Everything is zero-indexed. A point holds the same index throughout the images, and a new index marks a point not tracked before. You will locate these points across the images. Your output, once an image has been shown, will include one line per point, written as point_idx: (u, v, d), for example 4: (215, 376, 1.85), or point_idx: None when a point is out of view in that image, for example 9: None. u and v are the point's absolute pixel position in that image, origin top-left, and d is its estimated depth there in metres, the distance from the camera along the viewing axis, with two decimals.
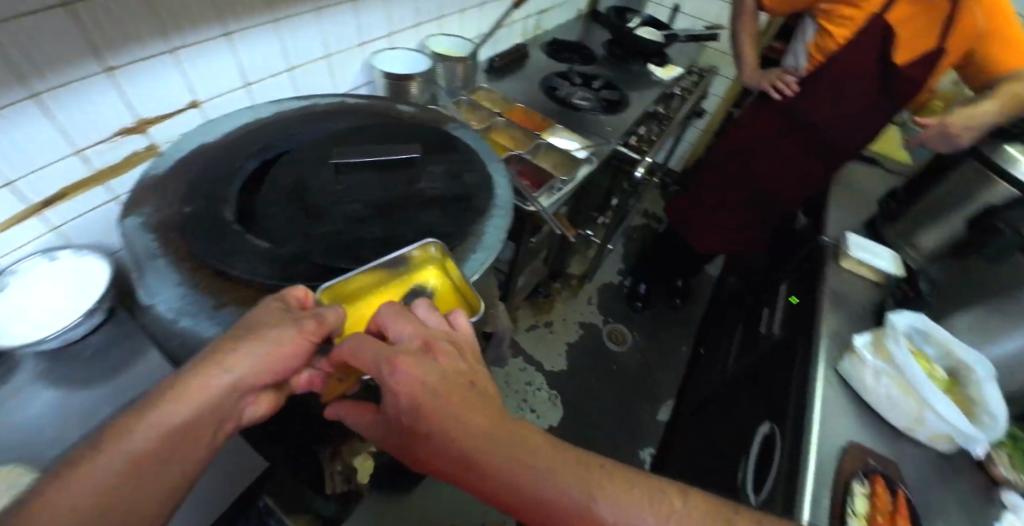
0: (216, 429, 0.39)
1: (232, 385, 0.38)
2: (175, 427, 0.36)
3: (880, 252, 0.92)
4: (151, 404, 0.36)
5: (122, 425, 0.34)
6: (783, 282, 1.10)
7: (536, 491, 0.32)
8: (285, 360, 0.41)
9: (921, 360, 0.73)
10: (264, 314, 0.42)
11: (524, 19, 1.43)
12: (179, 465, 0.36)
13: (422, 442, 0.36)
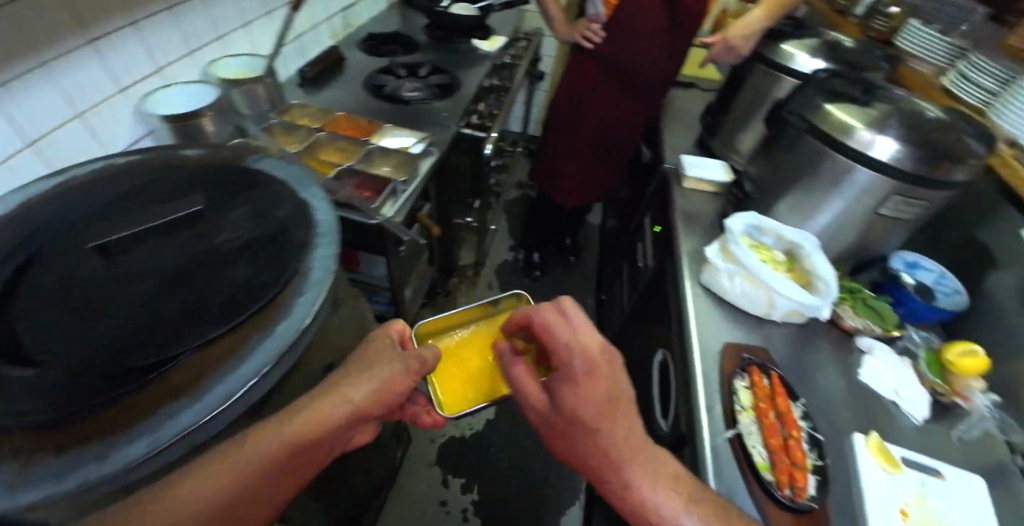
0: (314, 454, 0.48)
1: (350, 414, 0.50)
2: (289, 447, 0.45)
3: (711, 166, 1.01)
4: (274, 428, 0.45)
5: (247, 444, 0.43)
6: (645, 214, 1.17)
7: (650, 505, 0.45)
8: (393, 391, 0.55)
9: (763, 252, 0.81)
10: (381, 360, 0.57)
11: (328, 19, 1.33)
12: (282, 479, 0.45)
13: (580, 446, 0.48)
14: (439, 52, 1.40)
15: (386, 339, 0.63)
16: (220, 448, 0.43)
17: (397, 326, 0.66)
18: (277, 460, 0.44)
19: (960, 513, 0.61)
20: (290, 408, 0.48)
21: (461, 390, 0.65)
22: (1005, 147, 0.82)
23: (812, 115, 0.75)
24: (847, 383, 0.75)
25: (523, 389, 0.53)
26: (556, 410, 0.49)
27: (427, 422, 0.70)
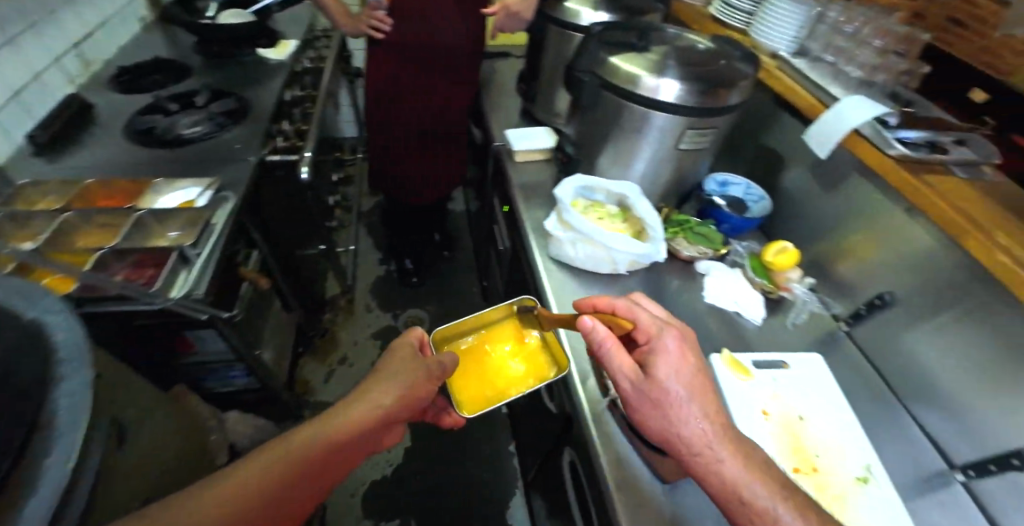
0: (346, 456, 0.53)
1: (381, 418, 0.55)
2: (326, 450, 0.50)
3: (536, 134, 1.01)
4: (314, 433, 0.51)
5: (292, 446, 0.49)
6: (494, 196, 1.14)
7: (738, 483, 0.43)
8: (417, 394, 0.59)
9: (594, 211, 0.82)
10: (414, 363, 0.61)
11: (56, 62, 1.06)
12: (317, 480, 0.49)
13: (668, 424, 0.47)
14: (221, 73, 1.20)
15: (409, 344, 0.64)
16: (266, 450, 0.48)
17: (416, 332, 0.66)
18: (315, 461, 0.49)
19: (803, 398, 0.70)
20: (327, 417, 0.53)
21: (475, 390, 0.66)
22: (767, 61, 0.91)
23: (601, 69, 0.75)
24: (698, 310, 0.81)
25: (611, 363, 0.50)
26: (645, 385, 0.48)
27: (449, 422, 0.74)
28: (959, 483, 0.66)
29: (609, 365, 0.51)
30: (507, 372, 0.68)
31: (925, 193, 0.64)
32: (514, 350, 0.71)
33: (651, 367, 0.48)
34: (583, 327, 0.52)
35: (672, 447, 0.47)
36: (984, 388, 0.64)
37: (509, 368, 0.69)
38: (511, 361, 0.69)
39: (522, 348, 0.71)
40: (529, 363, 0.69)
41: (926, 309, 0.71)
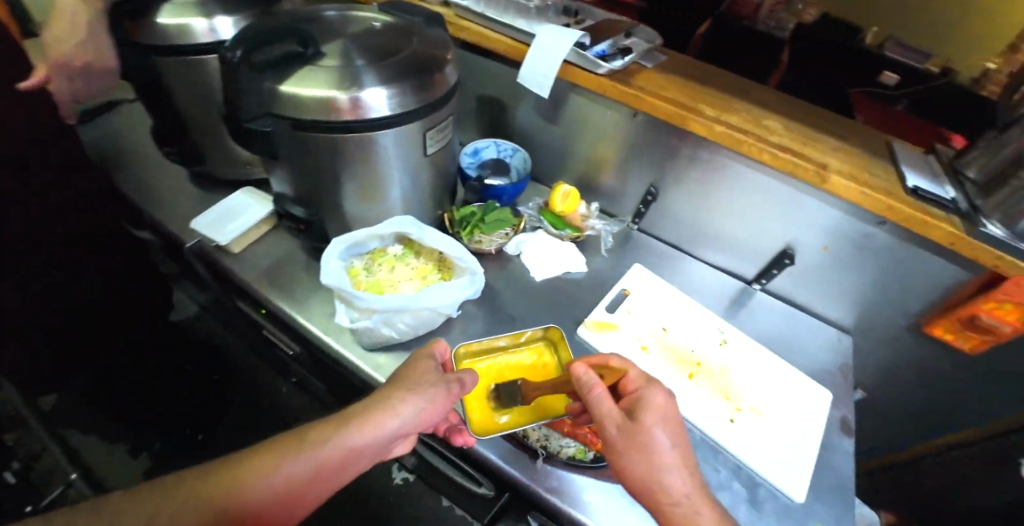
0: (354, 465, 0.47)
1: (392, 433, 0.48)
2: (337, 459, 0.44)
3: (233, 207, 0.77)
4: (327, 439, 0.44)
5: (307, 449, 0.43)
6: (235, 297, 0.82)
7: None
8: (433, 414, 0.51)
9: (380, 266, 0.67)
10: (426, 378, 0.52)
11: None
12: (325, 485, 0.44)
13: (649, 472, 0.42)
14: None
15: (428, 362, 0.55)
16: (279, 446, 0.43)
17: (438, 345, 0.58)
18: (321, 470, 0.44)
19: (655, 307, 0.77)
20: (347, 420, 0.46)
21: (483, 409, 0.61)
22: (442, 11, 0.82)
23: (277, 107, 0.52)
24: (535, 291, 0.77)
25: (597, 411, 0.46)
26: (631, 432, 0.44)
27: (461, 440, 0.57)
28: (756, 290, 0.86)
29: (594, 408, 0.47)
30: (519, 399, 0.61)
31: (650, 98, 0.69)
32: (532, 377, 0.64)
33: (642, 414, 0.45)
34: (573, 374, 0.48)
35: (648, 500, 0.43)
36: (741, 223, 0.80)
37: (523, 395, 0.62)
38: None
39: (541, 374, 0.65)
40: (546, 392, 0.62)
41: (681, 183, 0.82)
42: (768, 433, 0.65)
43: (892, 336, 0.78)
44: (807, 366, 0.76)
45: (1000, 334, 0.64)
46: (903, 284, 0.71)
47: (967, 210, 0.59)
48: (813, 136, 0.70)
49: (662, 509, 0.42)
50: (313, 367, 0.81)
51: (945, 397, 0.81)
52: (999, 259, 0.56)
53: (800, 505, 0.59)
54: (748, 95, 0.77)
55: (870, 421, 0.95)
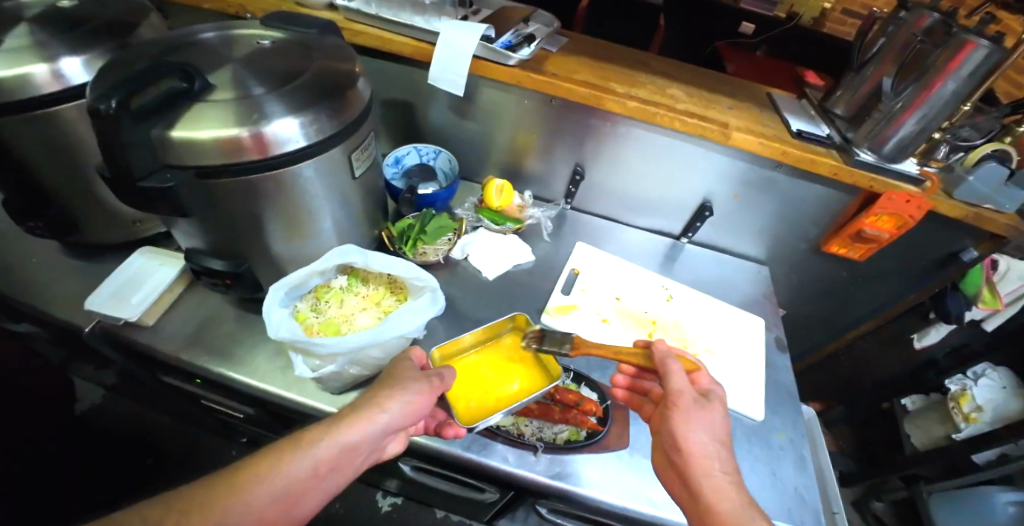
0: (350, 464, 0.45)
1: (383, 430, 0.45)
2: (330, 459, 0.43)
3: (136, 272, 0.69)
4: (318, 438, 0.43)
5: (299, 450, 0.42)
6: (158, 374, 0.72)
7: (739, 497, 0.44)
8: (419, 408, 0.48)
9: (327, 303, 0.63)
10: (411, 373, 0.50)
11: None
12: (323, 486, 0.43)
13: (704, 443, 0.47)
14: None
15: (408, 362, 0.53)
16: (273, 451, 0.42)
17: (415, 351, 0.57)
18: (316, 471, 0.42)
19: (605, 279, 0.82)
20: (334, 418, 0.45)
21: (465, 400, 0.58)
22: (331, 16, 0.77)
23: (175, 156, 0.46)
24: (492, 289, 0.78)
25: (674, 383, 0.51)
26: (702, 409, 0.49)
27: (452, 432, 0.56)
28: (684, 243, 0.94)
29: (670, 380, 0.52)
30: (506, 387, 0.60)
31: (568, 84, 0.72)
32: (511, 365, 0.63)
33: (713, 399, 0.51)
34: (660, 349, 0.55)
35: (695, 459, 0.46)
36: (663, 186, 0.87)
37: (506, 385, 0.61)
38: (508, 378, 0.61)
39: (519, 361, 0.64)
40: (528, 376, 0.62)
41: (604, 158, 0.86)
42: (725, 368, 0.72)
43: (798, 257, 0.91)
44: (740, 300, 0.86)
45: (881, 240, 0.79)
46: (800, 211, 0.83)
47: (842, 142, 0.72)
48: (708, 98, 0.79)
49: (704, 473, 0.45)
50: (272, 426, 0.74)
51: (843, 298, 0.97)
52: (874, 179, 0.70)
53: (760, 421, 0.67)
54: (647, 67, 0.83)
55: (792, 334, 1.10)
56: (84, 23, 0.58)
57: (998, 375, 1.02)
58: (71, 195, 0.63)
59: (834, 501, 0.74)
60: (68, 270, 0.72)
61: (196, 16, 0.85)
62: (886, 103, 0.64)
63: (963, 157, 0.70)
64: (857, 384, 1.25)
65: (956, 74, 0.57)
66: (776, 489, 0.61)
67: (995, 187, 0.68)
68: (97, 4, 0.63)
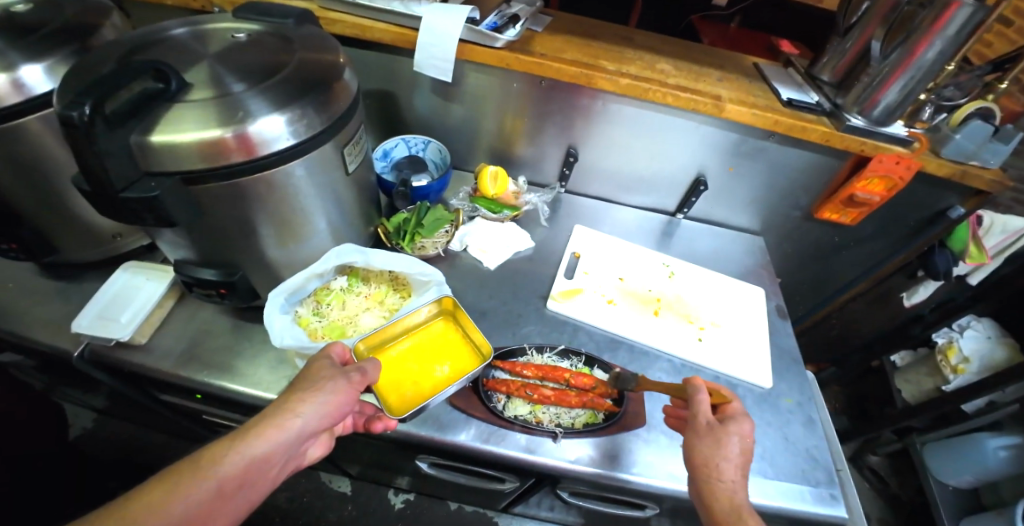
0: (264, 477, 0.41)
1: (299, 435, 0.43)
2: (238, 475, 0.39)
3: (121, 289, 0.65)
4: (222, 456, 0.39)
5: (199, 472, 0.38)
6: (154, 393, 0.69)
7: (744, 511, 0.43)
8: (338, 406, 0.46)
9: (329, 306, 0.62)
10: (326, 371, 0.47)
11: None
12: (233, 505, 0.39)
13: (716, 459, 0.46)
14: None
15: (325, 359, 0.49)
16: (167, 478, 0.37)
17: (335, 346, 0.51)
18: (223, 491, 0.38)
19: (605, 260, 0.82)
20: (239, 431, 0.41)
21: (397, 391, 0.57)
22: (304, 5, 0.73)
23: (156, 161, 0.43)
24: (494, 279, 0.77)
25: (696, 405, 0.49)
26: (719, 430, 0.47)
27: (382, 425, 0.52)
28: (680, 219, 0.94)
29: (695, 403, 0.49)
30: (437, 371, 0.60)
31: (558, 64, 0.70)
32: (437, 350, 0.62)
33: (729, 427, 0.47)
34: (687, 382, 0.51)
35: (703, 469, 0.46)
36: (657, 162, 0.86)
37: (435, 370, 0.60)
38: (439, 361, 0.61)
39: (446, 345, 0.62)
40: (457, 359, 0.61)
41: (596, 138, 0.84)
42: (731, 341, 0.73)
43: (791, 225, 0.92)
44: (739, 272, 0.87)
45: (872, 203, 0.81)
46: (793, 179, 0.84)
47: (832, 109, 0.73)
48: (696, 70, 0.78)
49: (713, 482, 0.45)
50: None
51: (835, 262, 0.99)
52: (866, 144, 0.71)
53: (768, 388, 0.68)
54: (636, 43, 0.82)
55: (786, 301, 1.12)
56: (40, 27, 0.54)
57: (983, 325, 1.08)
58: (43, 212, 0.59)
59: (840, 460, 0.76)
60: (47, 292, 0.68)
61: (157, 13, 0.80)
62: (875, 66, 0.65)
63: (948, 117, 0.71)
64: (848, 344, 1.30)
65: (943, 34, 0.57)
66: (789, 452, 0.62)
67: (981, 144, 0.70)
68: (52, 4, 0.59)
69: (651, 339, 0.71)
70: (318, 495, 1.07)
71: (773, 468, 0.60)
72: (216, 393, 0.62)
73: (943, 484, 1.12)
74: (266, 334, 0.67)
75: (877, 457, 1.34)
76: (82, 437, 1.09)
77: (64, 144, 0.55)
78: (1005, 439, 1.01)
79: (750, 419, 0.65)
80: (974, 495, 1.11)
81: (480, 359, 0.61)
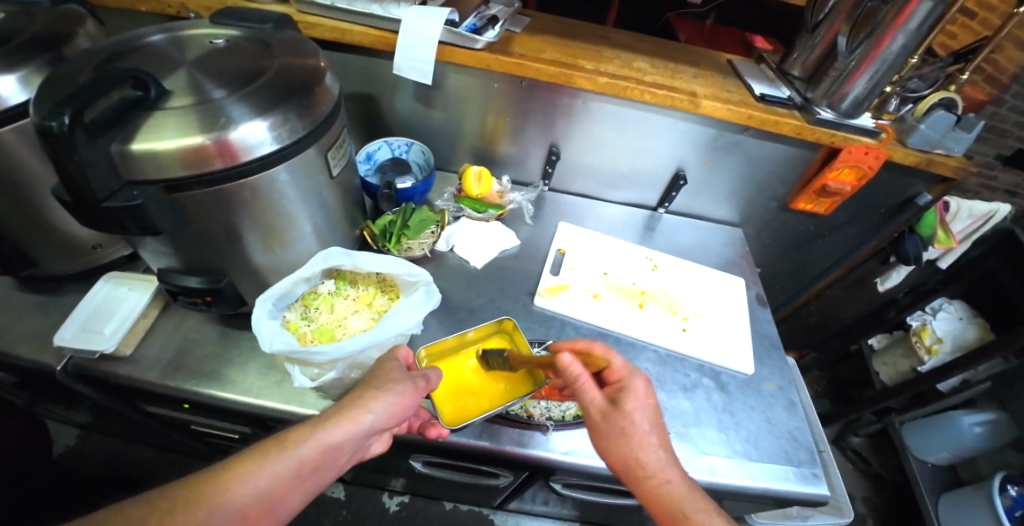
0: (335, 465, 0.43)
1: (367, 431, 0.44)
2: (313, 459, 0.42)
3: (104, 300, 0.64)
4: (300, 439, 0.42)
5: (280, 451, 0.41)
6: (141, 404, 0.68)
7: (676, 496, 0.44)
8: (405, 408, 0.46)
9: (317, 309, 0.62)
10: (396, 374, 0.48)
11: None
12: (306, 486, 0.42)
13: (627, 453, 0.46)
14: None
15: (393, 362, 0.50)
16: (256, 452, 0.41)
17: (400, 350, 0.53)
18: (300, 473, 0.41)
19: (590, 255, 0.83)
20: (318, 419, 0.43)
21: (454, 400, 0.57)
22: (283, 10, 0.73)
23: (138, 169, 0.43)
24: (482, 277, 0.78)
25: (582, 399, 0.49)
26: (614, 418, 0.48)
27: (436, 432, 0.55)
28: (662, 213, 0.96)
29: (579, 397, 0.50)
30: (495, 385, 0.59)
31: (537, 64, 0.72)
32: (495, 366, 0.61)
33: (625, 401, 0.49)
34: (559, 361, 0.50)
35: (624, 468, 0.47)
36: (637, 158, 0.88)
37: (492, 386, 0.59)
38: (497, 377, 0.60)
39: (504, 362, 0.62)
40: (512, 376, 0.60)
41: (576, 136, 0.86)
42: (717, 333, 0.75)
43: (769, 216, 0.95)
44: (720, 263, 0.89)
45: (844, 193, 0.84)
46: (769, 172, 0.86)
47: (803, 103, 0.75)
48: (673, 68, 0.80)
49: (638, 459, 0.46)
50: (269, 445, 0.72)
51: (811, 251, 1.03)
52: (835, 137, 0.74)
53: (751, 374, 0.71)
54: (613, 41, 0.84)
55: (766, 289, 1.16)
56: (14, 36, 0.53)
57: (954, 308, 1.14)
58: (21, 225, 0.59)
59: (821, 442, 0.78)
60: (25, 305, 0.67)
61: (132, 19, 0.79)
62: (842, 61, 0.68)
63: (913, 108, 0.75)
64: (826, 330, 1.34)
65: (905, 28, 0.60)
66: (774, 434, 0.64)
67: (944, 132, 0.73)
68: (25, 14, 0.58)
69: (638, 331, 0.73)
70: (311, 502, 1.07)
71: (758, 450, 0.62)
72: (203, 403, 0.62)
73: (921, 460, 1.17)
74: (254, 341, 0.67)
75: (858, 438, 1.38)
76: (65, 455, 1.07)
77: (41, 155, 0.55)
78: (979, 416, 1.06)
79: (737, 405, 0.67)
80: (951, 469, 1.16)
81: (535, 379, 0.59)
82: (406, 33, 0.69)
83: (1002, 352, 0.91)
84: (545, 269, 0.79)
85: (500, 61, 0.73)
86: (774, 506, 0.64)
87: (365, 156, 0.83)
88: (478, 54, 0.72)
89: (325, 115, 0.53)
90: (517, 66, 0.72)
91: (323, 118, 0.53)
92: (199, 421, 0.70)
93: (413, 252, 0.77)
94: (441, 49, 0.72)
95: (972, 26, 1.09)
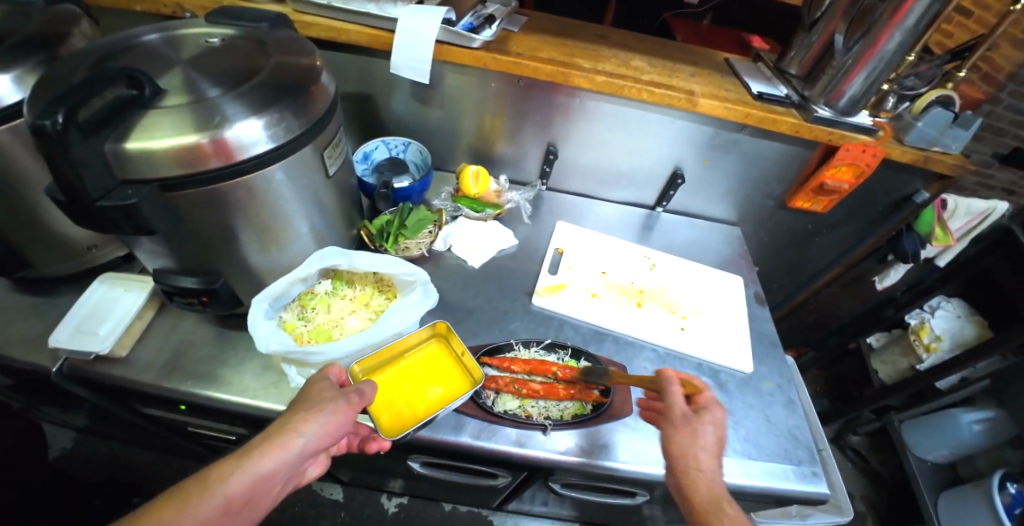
0: (266, 494, 0.42)
1: (300, 455, 0.43)
2: (244, 492, 0.40)
3: (99, 301, 0.64)
4: (228, 473, 0.40)
5: (207, 488, 0.39)
6: (136, 406, 0.68)
7: (723, 498, 0.44)
8: (340, 426, 0.46)
9: (314, 310, 0.62)
10: (328, 392, 0.47)
11: None
12: (236, 522, 0.40)
13: (693, 450, 0.47)
14: None
15: (325, 380, 0.49)
16: (179, 490, 0.38)
17: (331, 367, 0.51)
18: (229, 508, 0.39)
19: (587, 254, 0.83)
20: (246, 448, 0.41)
21: (391, 409, 0.56)
22: (279, 9, 0.73)
23: (133, 170, 0.42)
24: (480, 276, 0.77)
25: (670, 397, 0.50)
26: (695, 420, 0.48)
27: (376, 446, 0.54)
28: (659, 212, 0.96)
29: (666, 400, 0.50)
30: (429, 392, 0.58)
31: (535, 63, 0.72)
32: (432, 374, 0.60)
33: (708, 419, 0.49)
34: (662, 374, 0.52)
35: (682, 459, 0.47)
36: (635, 158, 0.88)
37: (427, 392, 0.58)
38: (433, 383, 0.59)
39: (439, 368, 0.61)
40: (448, 381, 0.60)
41: (574, 136, 0.86)
42: (716, 333, 0.75)
43: (766, 214, 0.95)
44: (718, 261, 0.89)
45: (841, 191, 0.84)
46: (766, 170, 0.86)
47: (801, 102, 0.75)
48: (670, 67, 0.80)
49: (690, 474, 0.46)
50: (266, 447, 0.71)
51: (809, 249, 1.03)
52: (834, 134, 0.74)
53: (749, 373, 0.71)
54: (611, 40, 0.84)
55: (764, 288, 1.16)
56: (8, 37, 0.53)
57: (952, 305, 1.14)
58: (14, 226, 0.58)
59: (820, 440, 0.78)
60: (20, 307, 0.66)
61: (128, 19, 0.78)
62: (839, 59, 0.68)
63: (910, 106, 0.75)
64: (824, 329, 1.34)
65: (902, 26, 0.60)
66: (772, 433, 0.64)
67: (942, 130, 0.73)
68: (20, 14, 0.58)
69: (636, 330, 0.72)
70: (309, 504, 1.06)
71: (756, 449, 0.62)
72: (199, 404, 0.61)
73: (921, 459, 1.16)
74: (250, 342, 0.66)
75: (857, 437, 1.39)
76: (63, 457, 1.06)
77: (35, 155, 0.54)
78: (979, 413, 1.05)
79: (735, 404, 0.66)
80: (950, 467, 1.16)
81: (473, 383, 0.59)
82: (403, 32, 0.68)
83: (1000, 350, 0.91)
84: (544, 268, 0.79)
85: (498, 60, 0.72)
86: (774, 505, 0.63)
87: (361, 156, 0.83)
88: (476, 54, 0.71)
89: (321, 112, 0.53)
90: (515, 65, 0.72)
91: (320, 116, 0.52)
92: (195, 423, 0.70)
93: (411, 251, 0.76)
94: (438, 48, 0.71)
95: (968, 25, 1.10)
